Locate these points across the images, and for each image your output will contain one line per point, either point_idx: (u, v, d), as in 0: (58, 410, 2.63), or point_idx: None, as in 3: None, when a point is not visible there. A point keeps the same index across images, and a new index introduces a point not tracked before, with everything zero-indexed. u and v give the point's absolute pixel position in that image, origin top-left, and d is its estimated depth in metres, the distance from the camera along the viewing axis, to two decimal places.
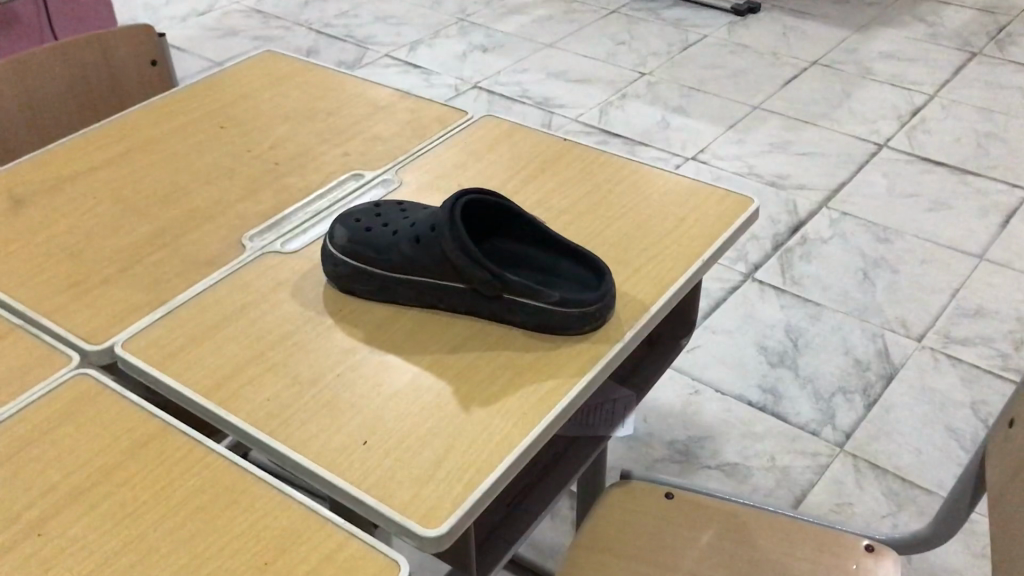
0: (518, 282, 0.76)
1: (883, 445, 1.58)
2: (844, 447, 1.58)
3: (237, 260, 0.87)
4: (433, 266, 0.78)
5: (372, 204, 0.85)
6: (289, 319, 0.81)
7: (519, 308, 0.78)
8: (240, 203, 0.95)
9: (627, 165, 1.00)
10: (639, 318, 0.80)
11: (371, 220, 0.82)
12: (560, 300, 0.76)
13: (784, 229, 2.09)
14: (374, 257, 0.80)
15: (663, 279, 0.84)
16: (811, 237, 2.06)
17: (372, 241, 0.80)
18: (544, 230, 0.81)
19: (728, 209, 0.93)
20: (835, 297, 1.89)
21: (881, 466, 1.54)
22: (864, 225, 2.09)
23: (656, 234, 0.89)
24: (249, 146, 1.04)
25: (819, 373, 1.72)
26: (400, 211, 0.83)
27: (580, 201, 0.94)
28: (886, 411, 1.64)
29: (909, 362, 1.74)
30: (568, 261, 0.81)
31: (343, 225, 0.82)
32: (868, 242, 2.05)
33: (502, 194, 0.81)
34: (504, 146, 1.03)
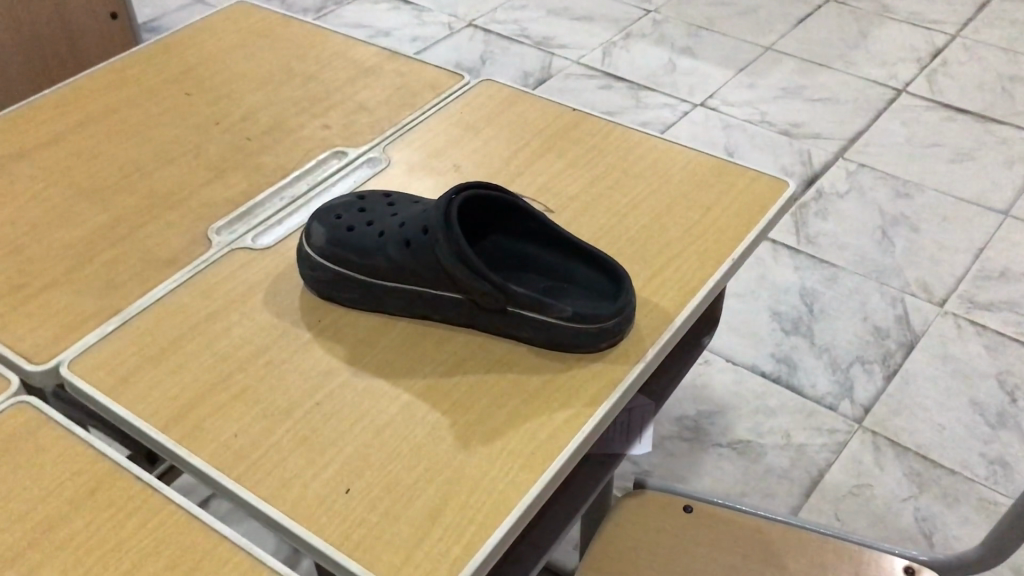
0: (524, 295, 0.66)
1: (904, 420, 1.50)
2: (862, 423, 1.49)
3: (203, 257, 0.77)
4: (425, 273, 0.68)
5: (356, 196, 0.74)
6: (261, 332, 0.70)
7: (525, 322, 0.67)
8: (207, 187, 0.84)
9: (643, 139, 0.89)
10: (662, 332, 0.70)
11: (354, 217, 0.71)
12: (573, 315, 0.66)
13: (799, 181, 1.97)
14: (357, 262, 0.69)
15: (689, 283, 0.74)
16: (827, 192, 1.94)
17: (355, 243, 0.70)
18: (554, 229, 0.70)
19: (759, 194, 0.82)
20: (852, 258, 1.79)
21: (902, 444, 1.46)
22: (882, 178, 1.98)
23: (679, 228, 0.79)
24: (218, 117, 0.92)
25: (836, 342, 1.63)
26: (387, 206, 0.72)
27: (592, 186, 0.83)
28: (907, 383, 1.55)
29: (930, 329, 1.64)
30: (581, 264, 0.70)
31: (321, 223, 0.71)
32: (887, 196, 1.93)
33: (505, 187, 0.70)
34: (505, 118, 0.92)
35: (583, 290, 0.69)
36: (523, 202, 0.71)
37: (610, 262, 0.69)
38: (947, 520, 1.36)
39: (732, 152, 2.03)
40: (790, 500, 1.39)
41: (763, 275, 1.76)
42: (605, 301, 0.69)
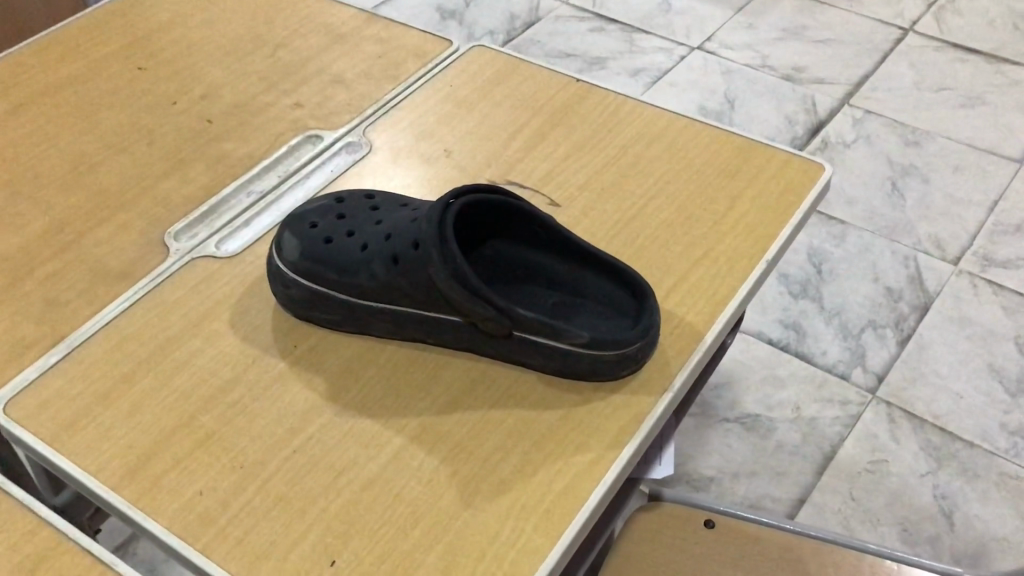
0: (533, 320, 0.56)
1: (920, 389, 1.42)
2: (876, 393, 1.42)
3: (159, 268, 0.67)
4: (417, 294, 0.58)
5: (333, 197, 0.64)
6: (227, 363, 0.61)
7: (534, 348, 0.58)
8: (162, 180, 0.73)
9: (657, 117, 0.78)
10: (691, 354, 0.61)
11: (331, 225, 0.61)
12: (592, 341, 0.56)
13: (803, 130, 1.86)
14: (336, 280, 0.60)
15: (718, 293, 0.64)
16: (832, 141, 1.83)
17: (333, 257, 0.60)
18: (564, 235, 0.61)
19: (791, 181, 0.73)
20: (861, 214, 1.70)
21: (918, 415, 1.39)
22: (890, 125, 1.87)
23: (703, 224, 0.69)
24: (175, 95, 0.81)
25: (846, 305, 1.55)
26: (370, 211, 0.62)
27: (602, 174, 0.73)
28: (922, 349, 1.47)
29: (945, 290, 1.56)
30: (597, 275, 0.61)
31: (293, 232, 0.61)
32: (896, 145, 1.83)
33: (507, 189, 0.60)
34: (500, 92, 0.81)
35: (600, 307, 0.60)
36: (529, 203, 0.61)
37: (631, 275, 0.59)
38: (967, 497, 1.29)
39: (733, 100, 1.92)
40: (803, 479, 1.32)
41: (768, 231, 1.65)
42: (626, 320, 0.59)
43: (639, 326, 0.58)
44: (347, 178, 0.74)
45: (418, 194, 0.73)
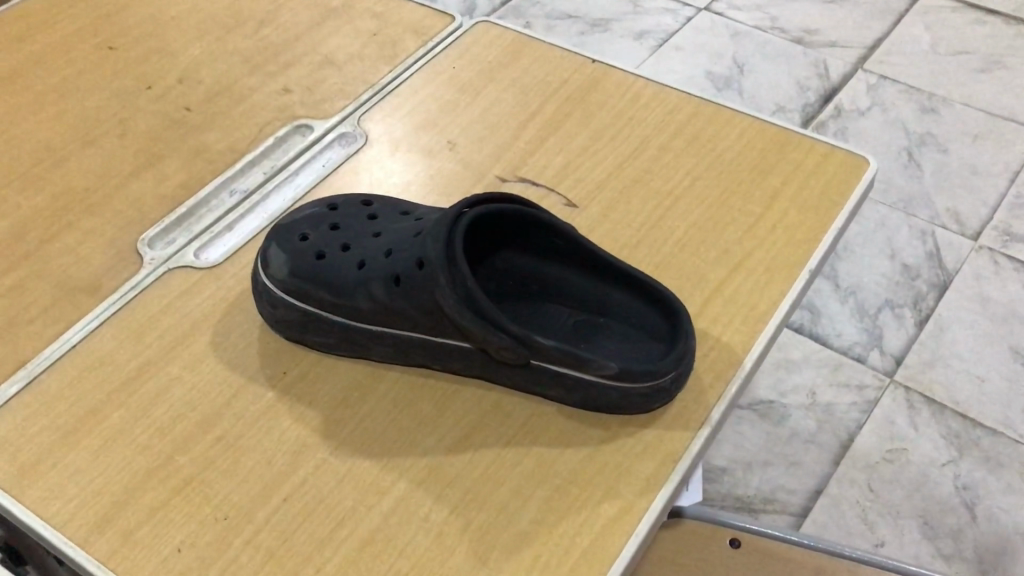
0: (554, 349, 0.49)
1: (940, 372, 1.36)
2: (894, 377, 1.35)
3: (132, 281, 0.60)
4: (422, 319, 0.51)
5: (326, 205, 0.57)
6: (209, 393, 0.54)
7: (555, 379, 0.51)
8: (135, 177, 0.66)
9: (681, 103, 0.71)
10: (729, 381, 0.54)
11: (324, 238, 0.54)
12: (620, 372, 0.50)
13: (815, 97, 1.77)
14: (331, 302, 0.53)
15: (757, 309, 0.58)
16: (846, 108, 1.75)
17: (326, 275, 0.53)
18: (587, 249, 0.54)
19: (832, 178, 0.66)
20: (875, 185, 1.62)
21: (939, 400, 1.33)
22: (906, 91, 1.79)
23: (737, 227, 0.62)
24: (149, 79, 0.73)
25: (862, 283, 1.48)
26: (368, 221, 0.55)
27: (623, 170, 0.66)
28: (941, 330, 1.41)
29: (964, 268, 1.50)
30: (624, 292, 0.54)
31: (281, 245, 0.55)
32: (912, 113, 1.75)
33: (522, 197, 0.54)
34: (508, 76, 0.74)
35: (627, 329, 0.53)
36: (547, 211, 0.55)
37: (663, 293, 0.52)
38: (989, 488, 1.24)
39: (742, 65, 1.83)
40: (819, 469, 1.26)
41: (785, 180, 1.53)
42: (658, 344, 0.52)
43: (672, 352, 0.51)
44: (342, 174, 0.66)
45: (419, 192, 0.65)
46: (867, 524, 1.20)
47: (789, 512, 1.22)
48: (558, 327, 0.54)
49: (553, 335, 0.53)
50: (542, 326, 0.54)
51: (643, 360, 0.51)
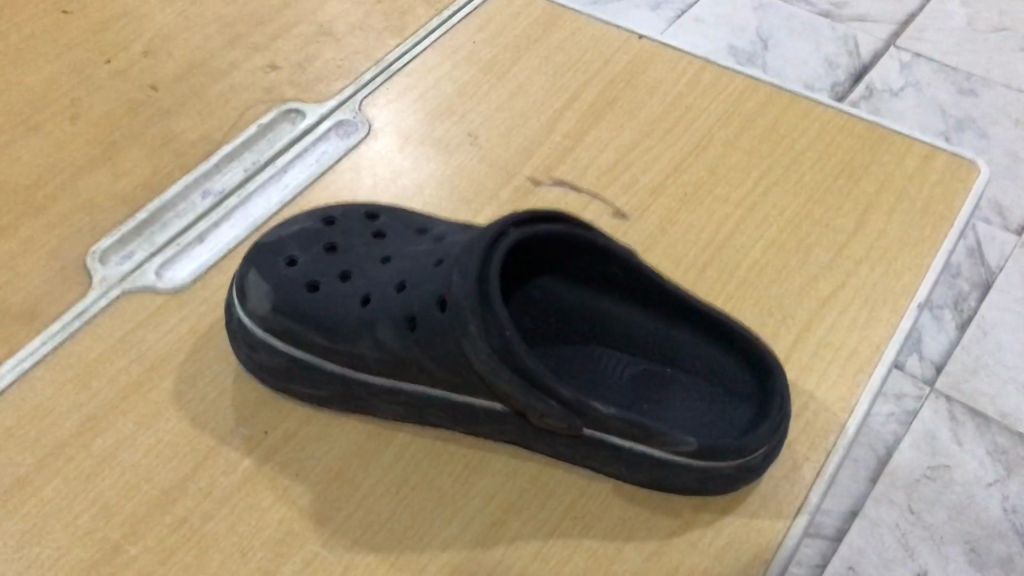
0: (616, 418, 0.38)
1: (992, 376, 0.85)
2: (934, 388, 0.85)
3: (78, 307, 0.48)
4: (445, 374, 0.40)
5: (321, 217, 0.45)
6: (172, 459, 0.42)
7: (613, 454, 0.40)
8: (86, 171, 0.54)
9: (747, 92, 0.59)
10: (827, 453, 0.43)
11: (317, 262, 0.43)
12: (702, 449, 0.38)
13: (885, 33, 1.20)
14: (327, 347, 0.41)
15: (858, 354, 0.46)
16: (915, 34, 1.20)
17: (319, 313, 0.41)
18: (650, 280, 0.42)
19: (936, 187, 0.54)
20: (944, 111, 1.10)
21: (981, 411, 0.83)
22: (1003, 32, 1.21)
23: (825, 248, 0.51)
24: (109, 51, 0.61)
25: (962, 303, 0.91)
26: (374, 242, 0.44)
27: (683, 172, 0.55)
28: (982, 334, 0.88)
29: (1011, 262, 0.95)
30: (699, 338, 0.42)
31: (261, 270, 0.43)
32: (1001, 56, 1.17)
33: (572, 214, 0.42)
34: (538, 55, 0.61)
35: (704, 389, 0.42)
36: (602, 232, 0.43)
37: (755, 344, 0.41)
38: None
39: None
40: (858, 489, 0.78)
41: (808, 85, 1.13)
42: (744, 406, 0.41)
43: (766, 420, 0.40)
44: (341, 173, 0.55)
45: (433, 195, 0.53)
46: (907, 548, 0.75)
47: (823, 535, 0.76)
48: (614, 381, 0.42)
49: (608, 394, 0.42)
50: (592, 380, 0.42)
51: (728, 432, 0.40)
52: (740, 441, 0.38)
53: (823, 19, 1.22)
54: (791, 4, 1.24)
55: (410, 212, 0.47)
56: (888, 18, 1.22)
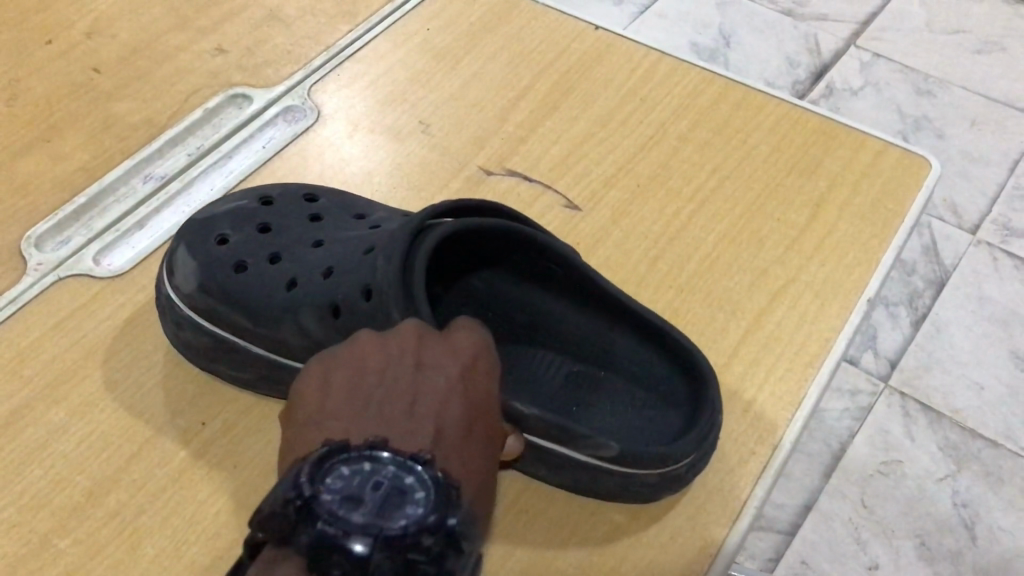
0: (538, 419, 0.37)
1: (945, 372, 0.85)
2: (888, 384, 0.84)
3: (11, 294, 0.47)
4: None
5: (257, 198, 0.44)
6: (105, 449, 0.41)
7: (537, 458, 0.39)
8: (23, 154, 0.52)
9: (702, 86, 0.59)
10: (774, 449, 0.43)
11: (247, 244, 0.42)
12: (622, 454, 0.37)
13: (845, 31, 1.20)
14: (250, 327, 0.40)
15: (807, 349, 0.46)
16: (875, 32, 1.20)
17: (245, 294, 0.40)
18: (587, 279, 0.41)
19: (887, 183, 0.54)
20: (901, 109, 1.10)
21: (933, 407, 0.83)
22: (960, 34, 1.21)
23: (777, 243, 0.51)
24: (51, 32, 0.59)
25: (917, 300, 0.91)
26: (309, 227, 0.43)
27: (636, 164, 0.54)
28: (936, 329, 0.88)
29: (966, 258, 0.95)
30: (635, 340, 0.42)
31: (190, 249, 0.42)
32: (958, 56, 1.18)
33: (512, 210, 0.41)
34: (492, 44, 0.61)
35: (636, 393, 0.41)
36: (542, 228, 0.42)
37: (690, 354, 0.40)
38: (998, 507, 0.77)
39: None
40: (810, 483, 0.78)
41: (768, 82, 1.13)
42: (675, 416, 0.41)
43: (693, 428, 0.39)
44: (288, 159, 0.53)
45: (382, 183, 0.53)
46: (859, 542, 0.75)
47: (776, 529, 0.76)
48: (546, 385, 0.42)
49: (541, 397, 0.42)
50: (524, 379, 0.42)
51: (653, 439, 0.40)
52: (661, 450, 0.37)
53: (785, 17, 1.21)
54: (752, 2, 1.23)
55: (354, 195, 0.46)
56: (848, 17, 1.22)
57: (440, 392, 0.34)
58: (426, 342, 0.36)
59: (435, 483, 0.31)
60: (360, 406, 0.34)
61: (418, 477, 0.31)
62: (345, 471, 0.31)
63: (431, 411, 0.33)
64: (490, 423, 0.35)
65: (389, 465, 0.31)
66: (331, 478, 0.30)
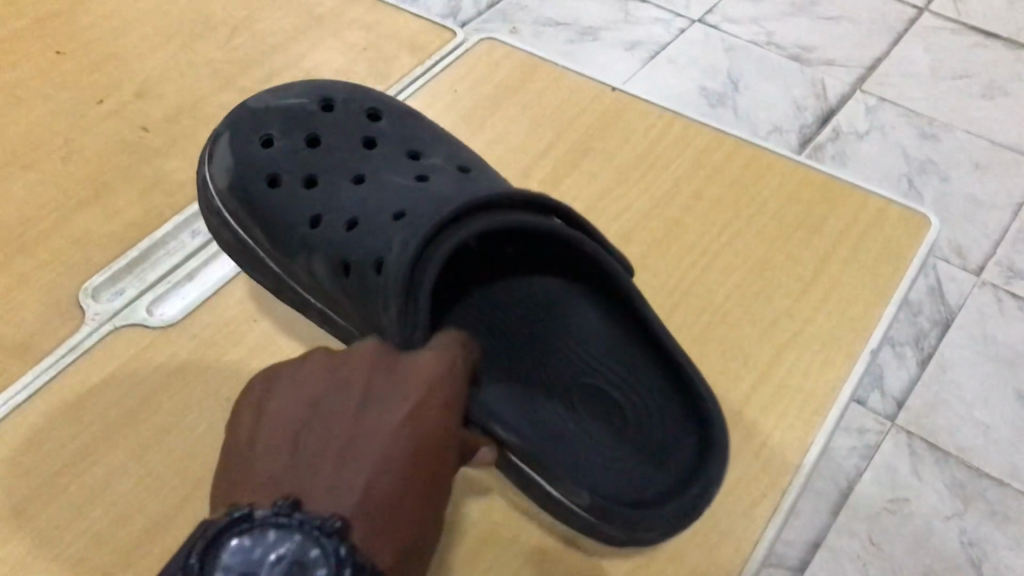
0: (518, 449, 0.42)
1: (951, 412, 0.88)
2: (895, 422, 0.87)
3: (71, 342, 0.50)
4: (353, 313, 0.47)
5: (318, 102, 0.53)
6: (163, 490, 0.45)
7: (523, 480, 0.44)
8: (79, 210, 0.56)
9: (714, 145, 0.62)
10: (783, 492, 0.46)
11: (288, 162, 0.50)
12: (592, 506, 0.41)
13: (853, 75, 1.23)
14: (263, 241, 0.50)
15: (814, 397, 0.50)
16: (882, 76, 1.23)
17: (268, 208, 0.49)
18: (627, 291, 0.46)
19: (890, 239, 0.57)
20: (907, 154, 1.14)
21: (941, 445, 0.85)
22: (964, 78, 1.24)
23: (786, 296, 0.54)
24: (103, 92, 0.63)
25: (923, 340, 0.94)
26: (349, 160, 0.51)
27: (653, 220, 0.58)
28: (943, 369, 0.91)
29: (971, 299, 0.98)
30: (655, 376, 0.46)
31: (233, 152, 0.50)
32: (963, 101, 1.21)
33: (576, 212, 0.46)
34: (516, 105, 0.64)
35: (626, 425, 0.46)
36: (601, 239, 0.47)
37: (708, 407, 0.42)
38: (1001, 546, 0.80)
39: (769, 30, 1.29)
40: (818, 522, 0.81)
41: (777, 128, 1.16)
42: (667, 478, 0.43)
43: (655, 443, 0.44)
44: None
45: None
46: None
47: (785, 566, 0.79)
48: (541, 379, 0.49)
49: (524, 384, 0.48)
50: (526, 385, 0.48)
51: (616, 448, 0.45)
52: (629, 512, 0.40)
53: (793, 62, 1.24)
54: (761, 47, 1.26)
55: (411, 124, 0.54)
56: (855, 61, 1.25)
57: (372, 447, 0.37)
58: (372, 387, 0.39)
59: (326, 556, 0.33)
60: (288, 455, 0.37)
61: (311, 551, 0.33)
62: (244, 543, 0.33)
63: (360, 462, 0.36)
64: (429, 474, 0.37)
65: (295, 535, 0.33)
66: (228, 552, 0.33)
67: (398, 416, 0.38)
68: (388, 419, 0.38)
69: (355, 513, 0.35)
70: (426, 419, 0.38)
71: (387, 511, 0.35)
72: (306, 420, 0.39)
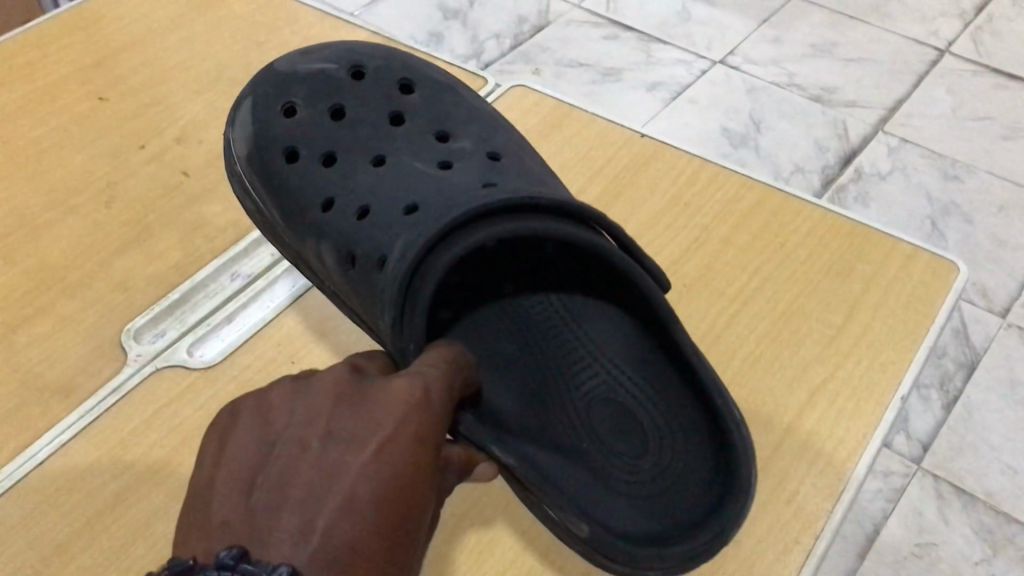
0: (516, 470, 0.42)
1: (979, 455, 0.87)
2: (921, 466, 0.87)
3: (113, 384, 0.51)
4: (353, 296, 0.50)
5: (348, 69, 0.54)
6: None
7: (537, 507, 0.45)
8: (121, 253, 0.57)
9: (742, 191, 0.63)
10: (816, 537, 0.47)
11: (310, 139, 0.52)
12: (591, 538, 0.41)
13: (874, 116, 1.24)
14: (279, 219, 0.53)
15: (845, 443, 0.50)
16: (904, 117, 1.24)
17: (286, 181, 0.52)
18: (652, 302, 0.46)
19: (918, 286, 0.58)
20: (930, 196, 1.14)
21: (967, 490, 0.85)
22: (987, 120, 1.25)
23: (815, 343, 0.54)
24: (144, 136, 0.64)
25: (948, 382, 0.93)
26: (375, 138, 0.52)
27: (682, 266, 0.58)
28: (969, 413, 0.90)
29: (998, 342, 0.97)
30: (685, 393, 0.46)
31: (253, 118, 0.53)
32: (985, 143, 1.21)
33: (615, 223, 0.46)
34: (546, 151, 0.66)
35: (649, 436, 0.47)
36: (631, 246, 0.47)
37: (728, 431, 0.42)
38: None
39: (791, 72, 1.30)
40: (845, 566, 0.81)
41: (799, 168, 1.17)
42: (696, 496, 0.43)
43: (669, 459, 0.45)
44: None
45: None
46: None
47: None
48: (565, 379, 0.51)
49: (544, 383, 0.50)
50: (550, 405, 0.50)
51: (626, 461, 0.46)
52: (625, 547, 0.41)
53: (814, 103, 1.25)
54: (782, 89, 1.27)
55: (446, 99, 0.55)
56: (877, 103, 1.26)
57: (331, 490, 0.35)
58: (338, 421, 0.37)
59: None
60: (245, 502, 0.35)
61: None
62: None
63: (317, 510, 0.34)
64: (395, 515, 0.35)
65: None
66: None
67: (364, 456, 0.36)
68: (351, 458, 0.36)
69: (307, 564, 0.33)
70: (392, 456, 0.36)
71: (347, 558, 0.33)
72: (267, 462, 0.37)
